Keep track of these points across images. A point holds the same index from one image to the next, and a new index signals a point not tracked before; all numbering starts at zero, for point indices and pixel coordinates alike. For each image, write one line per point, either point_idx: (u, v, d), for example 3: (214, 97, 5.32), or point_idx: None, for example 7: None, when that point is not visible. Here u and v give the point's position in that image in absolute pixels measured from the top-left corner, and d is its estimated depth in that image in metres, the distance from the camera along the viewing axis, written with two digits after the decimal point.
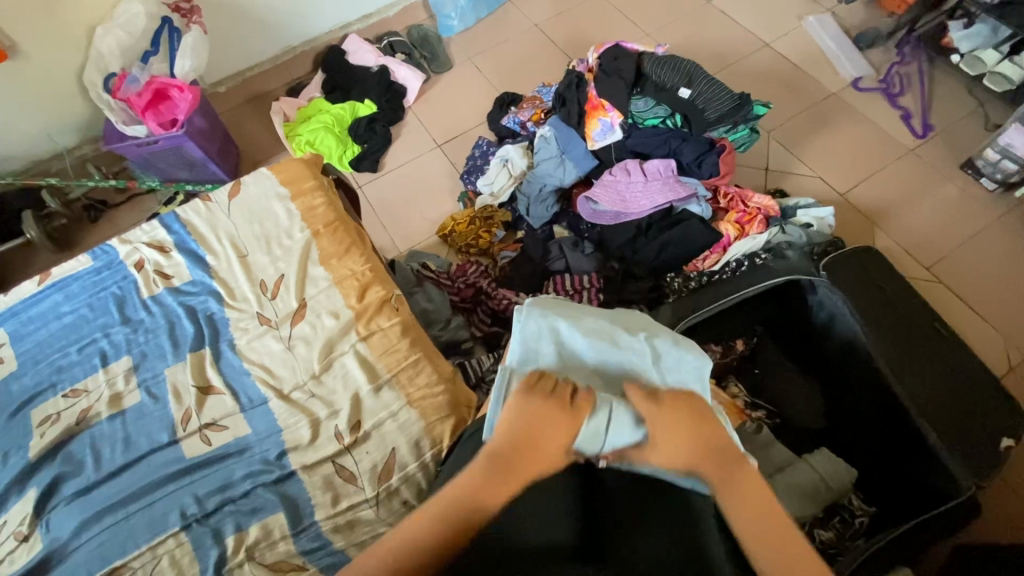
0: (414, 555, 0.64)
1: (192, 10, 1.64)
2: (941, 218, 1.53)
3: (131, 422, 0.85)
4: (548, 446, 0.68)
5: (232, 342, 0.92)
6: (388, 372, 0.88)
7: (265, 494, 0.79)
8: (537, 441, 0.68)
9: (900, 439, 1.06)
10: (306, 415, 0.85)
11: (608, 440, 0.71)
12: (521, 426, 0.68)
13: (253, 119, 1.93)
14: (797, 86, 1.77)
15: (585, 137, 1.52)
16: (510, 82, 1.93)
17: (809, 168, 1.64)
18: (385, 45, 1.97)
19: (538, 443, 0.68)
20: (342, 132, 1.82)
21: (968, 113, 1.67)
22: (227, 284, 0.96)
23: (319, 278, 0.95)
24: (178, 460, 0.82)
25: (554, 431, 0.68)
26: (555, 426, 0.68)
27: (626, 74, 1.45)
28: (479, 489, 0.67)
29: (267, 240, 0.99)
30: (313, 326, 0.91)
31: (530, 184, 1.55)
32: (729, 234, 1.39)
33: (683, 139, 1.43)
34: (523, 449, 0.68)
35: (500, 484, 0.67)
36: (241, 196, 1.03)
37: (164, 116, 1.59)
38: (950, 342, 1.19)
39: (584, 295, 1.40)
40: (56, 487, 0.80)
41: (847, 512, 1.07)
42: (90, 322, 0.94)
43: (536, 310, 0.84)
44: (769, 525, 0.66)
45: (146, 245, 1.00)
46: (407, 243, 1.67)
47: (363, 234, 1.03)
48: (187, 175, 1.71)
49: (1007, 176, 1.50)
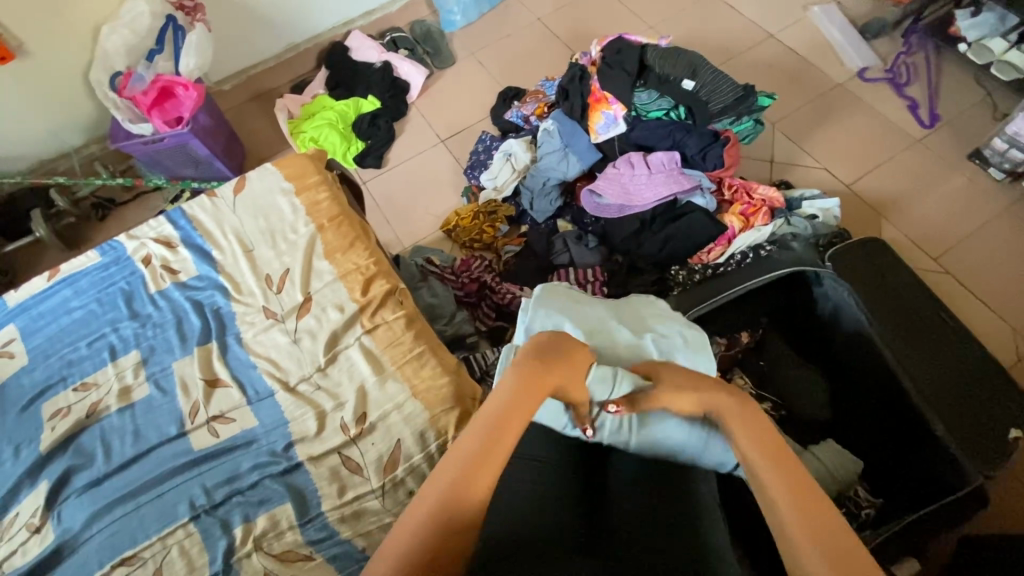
0: (462, 462, 0.61)
1: (196, 8, 1.64)
2: (949, 208, 1.52)
3: (140, 415, 0.86)
4: (575, 359, 0.72)
5: (239, 336, 0.92)
6: (393, 365, 0.88)
7: (272, 484, 0.80)
8: (552, 368, 0.69)
9: (906, 430, 1.06)
10: (313, 408, 0.86)
11: (616, 388, 0.78)
12: (534, 357, 0.69)
13: (258, 117, 1.94)
14: (802, 77, 1.75)
15: (588, 130, 1.52)
16: (513, 77, 1.93)
17: (814, 160, 1.63)
18: (388, 41, 1.97)
19: (554, 370, 0.69)
20: (346, 128, 1.83)
21: (976, 102, 1.65)
22: (234, 279, 0.97)
23: (325, 272, 0.96)
24: (187, 452, 0.83)
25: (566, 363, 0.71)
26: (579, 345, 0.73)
27: (629, 67, 1.44)
28: (517, 396, 0.66)
29: (273, 235, 1.00)
30: (318, 319, 0.92)
31: (534, 178, 1.55)
32: (734, 226, 1.38)
33: (687, 131, 1.42)
34: (539, 375, 0.68)
35: (525, 410, 0.66)
36: (246, 191, 1.04)
37: (170, 114, 1.60)
38: (958, 333, 1.19)
39: (588, 288, 1.41)
40: (68, 479, 0.82)
41: (852, 503, 1.05)
42: (99, 316, 0.95)
43: (542, 310, 0.87)
44: (784, 466, 0.64)
45: (153, 241, 1.01)
46: (411, 238, 1.68)
47: (367, 228, 1.04)
48: (194, 172, 1.72)
49: (1015, 165, 1.49)
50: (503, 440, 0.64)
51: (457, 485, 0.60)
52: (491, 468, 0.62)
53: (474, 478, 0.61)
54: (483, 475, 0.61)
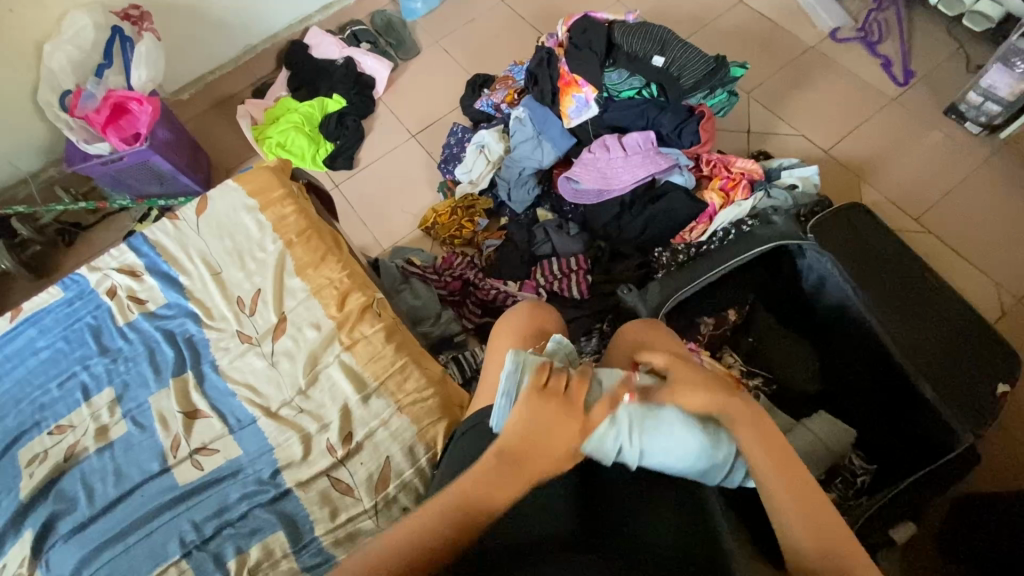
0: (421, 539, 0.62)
1: (143, 16, 1.58)
2: (927, 166, 1.51)
3: (120, 453, 0.84)
4: (555, 445, 0.68)
5: (214, 363, 0.90)
6: (375, 380, 0.86)
7: (262, 514, 0.78)
8: (537, 431, 0.68)
9: (898, 397, 1.08)
10: (297, 431, 0.84)
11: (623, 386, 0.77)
12: (521, 418, 0.69)
13: (220, 125, 1.87)
14: (774, 42, 1.72)
15: (560, 115, 1.49)
16: (482, 63, 1.87)
17: (792, 127, 1.60)
18: (348, 35, 1.91)
19: (538, 458, 0.68)
20: (313, 130, 1.77)
21: (950, 55, 1.63)
22: (204, 304, 0.94)
23: (297, 289, 0.93)
24: (171, 488, 0.81)
25: (559, 421, 0.69)
26: (563, 427, 0.69)
27: (598, 47, 1.41)
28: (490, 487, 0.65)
29: (240, 255, 0.96)
30: (295, 340, 0.90)
31: (509, 168, 1.52)
32: (714, 202, 1.37)
33: (661, 109, 1.40)
34: (526, 436, 0.68)
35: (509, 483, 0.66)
36: (209, 211, 1.00)
37: (127, 131, 1.54)
38: (941, 291, 1.19)
39: (572, 279, 1.37)
40: (52, 526, 0.79)
41: (848, 472, 1.07)
42: (68, 355, 0.92)
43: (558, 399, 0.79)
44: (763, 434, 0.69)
45: (117, 271, 0.97)
46: (389, 239, 1.64)
47: (339, 239, 1.01)
48: (159, 189, 1.67)
49: (991, 118, 1.48)
50: (494, 492, 0.65)
51: (428, 532, 0.62)
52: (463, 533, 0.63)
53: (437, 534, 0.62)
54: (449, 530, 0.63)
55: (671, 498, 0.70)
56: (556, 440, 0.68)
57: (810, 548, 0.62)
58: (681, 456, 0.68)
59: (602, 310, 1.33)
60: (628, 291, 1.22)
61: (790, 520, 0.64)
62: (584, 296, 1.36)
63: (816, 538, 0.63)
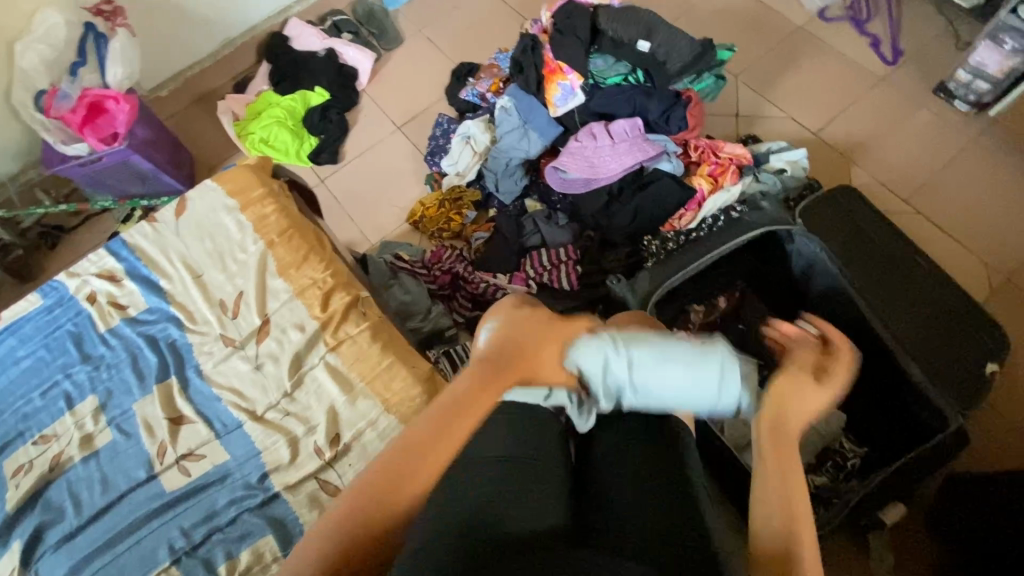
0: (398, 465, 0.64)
1: (116, 12, 1.54)
2: (917, 145, 1.50)
3: (106, 461, 0.83)
4: (541, 355, 0.73)
5: (198, 368, 0.89)
6: (361, 381, 0.85)
7: (251, 518, 0.78)
8: (523, 330, 0.72)
9: (889, 382, 1.07)
10: (283, 434, 0.83)
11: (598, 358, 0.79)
12: (507, 314, 0.73)
13: (201, 121, 1.83)
14: (763, 23, 1.69)
15: (546, 103, 1.46)
16: (466, 52, 1.84)
17: (780, 110, 1.58)
18: (329, 26, 1.87)
19: (525, 366, 0.71)
20: (296, 125, 1.74)
21: (939, 32, 1.61)
22: (186, 307, 0.92)
23: (280, 290, 0.92)
24: (159, 495, 0.80)
25: (542, 327, 0.74)
26: (547, 336, 0.73)
27: (582, 32, 1.38)
28: (473, 392, 0.69)
29: (221, 257, 0.95)
30: (279, 342, 0.89)
31: (495, 159, 1.50)
32: (703, 188, 1.36)
33: (647, 95, 1.37)
34: (510, 338, 0.71)
35: (496, 386, 0.70)
36: (189, 212, 0.98)
37: (104, 131, 1.51)
38: (930, 272, 1.19)
39: (561, 270, 1.37)
40: (41, 536, 0.79)
41: (839, 455, 1.10)
42: (50, 363, 0.91)
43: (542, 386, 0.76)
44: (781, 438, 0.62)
45: (95, 276, 0.95)
46: (377, 234, 1.62)
47: (322, 237, 0.98)
48: (141, 189, 1.64)
49: (980, 96, 1.47)
50: (479, 398, 0.68)
51: (410, 451, 0.64)
52: (433, 460, 0.65)
53: (413, 467, 0.65)
54: (425, 465, 0.65)
55: (653, 484, 0.69)
56: (541, 348, 0.73)
57: (770, 531, 0.55)
58: (664, 362, 0.71)
59: (591, 300, 1.33)
60: (618, 282, 1.22)
61: (764, 491, 0.58)
62: (573, 287, 1.35)
63: (785, 519, 0.56)
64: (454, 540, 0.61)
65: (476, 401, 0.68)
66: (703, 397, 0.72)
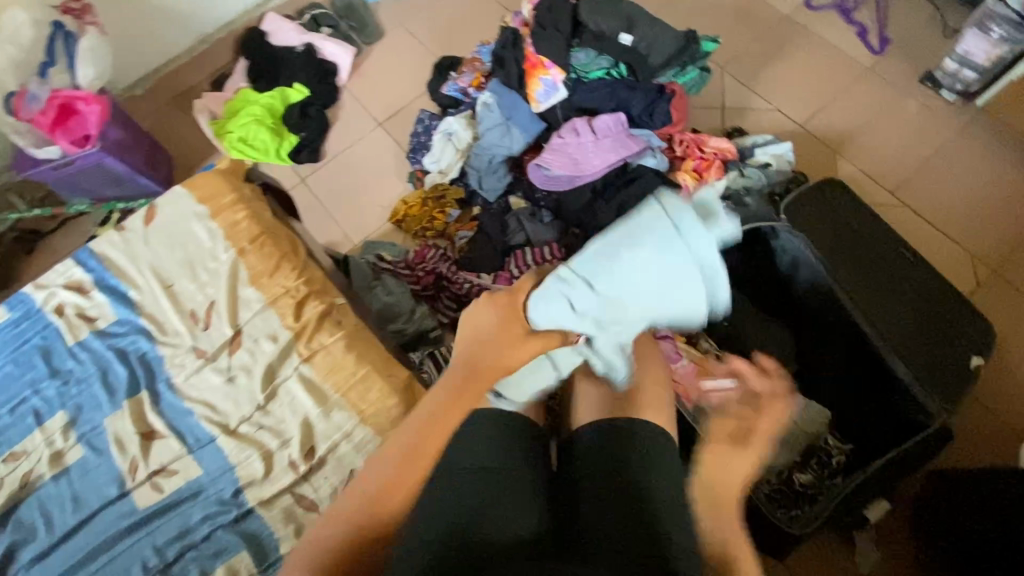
0: (381, 475, 0.65)
1: (85, 10, 1.50)
2: (904, 136, 1.49)
3: (77, 478, 0.82)
4: (509, 361, 0.78)
5: (170, 382, 0.87)
6: (336, 392, 0.84)
7: (225, 534, 0.77)
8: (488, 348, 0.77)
9: (872, 378, 1.08)
10: (257, 448, 0.82)
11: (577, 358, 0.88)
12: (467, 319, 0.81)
13: (176, 119, 1.78)
14: (748, 12, 1.67)
15: (527, 99, 1.43)
16: (448, 45, 1.80)
17: (766, 101, 1.56)
18: (308, 20, 1.83)
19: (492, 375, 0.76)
20: (276, 124, 1.68)
21: (927, 20, 1.59)
22: (156, 319, 0.90)
23: (252, 300, 0.90)
24: (131, 512, 0.79)
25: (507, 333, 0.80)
26: (513, 340, 0.80)
27: (563, 26, 1.36)
28: (446, 405, 0.72)
29: (191, 266, 0.93)
30: (252, 353, 0.87)
31: (478, 156, 1.47)
32: (688, 184, 1.33)
33: (631, 89, 1.35)
34: (477, 353, 0.77)
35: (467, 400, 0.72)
36: (157, 220, 0.96)
37: (76, 133, 1.47)
38: (917, 265, 1.18)
39: (546, 269, 1.36)
40: (12, 556, 0.78)
41: (824, 452, 1.08)
42: (18, 378, 0.88)
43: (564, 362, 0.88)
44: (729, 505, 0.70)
45: (63, 288, 0.93)
46: (360, 234, 1.60)
47: (297, 242, 0.96)
48: (117, 192, 1.61)
49: (967, 85, 1.46)
50: (452, 411, 0.71)
51: (397, 465, 0.66)
52: (417, 469, 0.67)
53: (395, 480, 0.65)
54: (415, 467, 0.67)
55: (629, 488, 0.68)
56: (506, 350, 0.78)
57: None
58: (629, 259, 0.96)
59: None
60: None
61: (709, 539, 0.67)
62: None
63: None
64: (431, 552, 0.60)
65: (454, 407, 0.72)
66: (681, 262, 0.96)
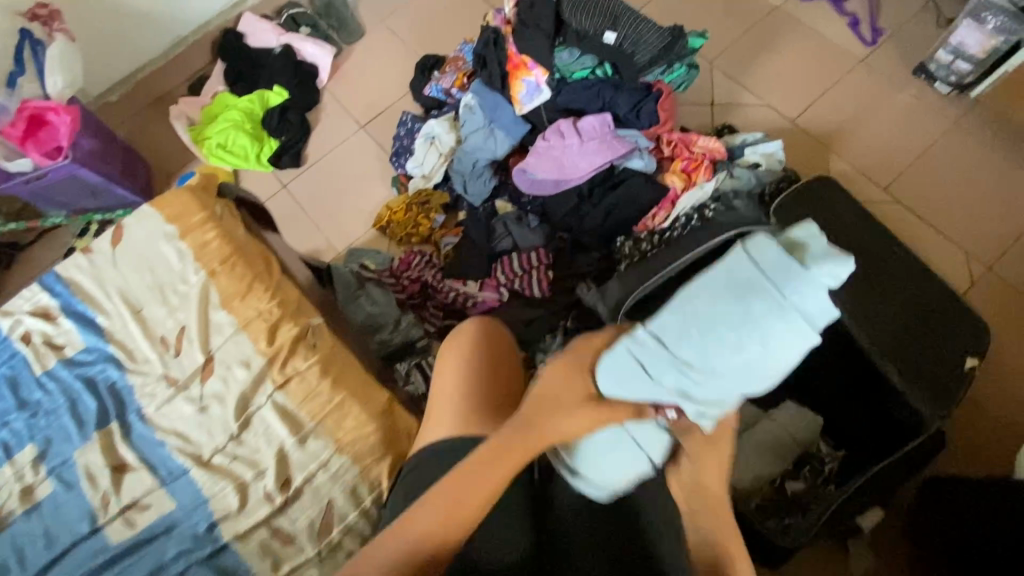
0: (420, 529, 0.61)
1: (53, 15, 1.44)
2: (897, 131, 1.45)
3: (48, 515, 0.79)
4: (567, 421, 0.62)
5: (141, 412, 0.84)
6: (312, 421, 0.82)
7: (200, 570, 0.75)
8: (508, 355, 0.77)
9: (866, 385, 1.08)
10: (231, 480, 0.79)
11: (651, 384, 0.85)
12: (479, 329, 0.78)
13: (153, 126, 1.74)
14: (738, 3, 1.62)
15: (511, 100, 1.39)
16: (431, 43, 1.76)
17: (757, 97, 1.52)
18: (286, 19, 1.77)
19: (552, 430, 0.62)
20: (255, 128, 1.65)
21: (920, 9, 1.55)
22: (125, 346, 0.88)
23: (224, 324, 0.87)
24: (104, 549, 0.77)
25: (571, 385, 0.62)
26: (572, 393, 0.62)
27: (545, 24, 1.31)
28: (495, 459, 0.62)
29: (161, 289, 0.90)
30: (225, 381, 0.84)
31: (462, 159, 1.44)
32: (676, 186, 1.31)
33: (616, 88, 1.31)
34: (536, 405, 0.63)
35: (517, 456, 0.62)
36: (125, 241, 0.93)
37: (47, 145, 1.43)
38: (908, 264, 1.15)
39: (532, 276, 1.32)
40: None
41: (816, 460, 1.06)
42: None
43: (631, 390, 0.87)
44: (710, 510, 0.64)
45: (29, 315, 0.90)
46: (344, 241, 1.57)
47: (268, 259, 0.94)
48: (94, 204, 1.57)
49: (961, 77, 1.42)
50: (499, 464, 0.62)
51: (442, 516, 0.61)
52: (462, 521, 0.62)
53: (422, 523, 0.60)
54: (463, 510, 0.61)
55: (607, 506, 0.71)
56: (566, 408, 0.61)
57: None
58: (709, 328, 0.49)
59: (564, 308, 1.30)
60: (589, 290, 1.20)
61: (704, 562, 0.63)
62: (545, 293, 1.31)
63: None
64: None
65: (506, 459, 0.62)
66: (785, 337, 0.48)
